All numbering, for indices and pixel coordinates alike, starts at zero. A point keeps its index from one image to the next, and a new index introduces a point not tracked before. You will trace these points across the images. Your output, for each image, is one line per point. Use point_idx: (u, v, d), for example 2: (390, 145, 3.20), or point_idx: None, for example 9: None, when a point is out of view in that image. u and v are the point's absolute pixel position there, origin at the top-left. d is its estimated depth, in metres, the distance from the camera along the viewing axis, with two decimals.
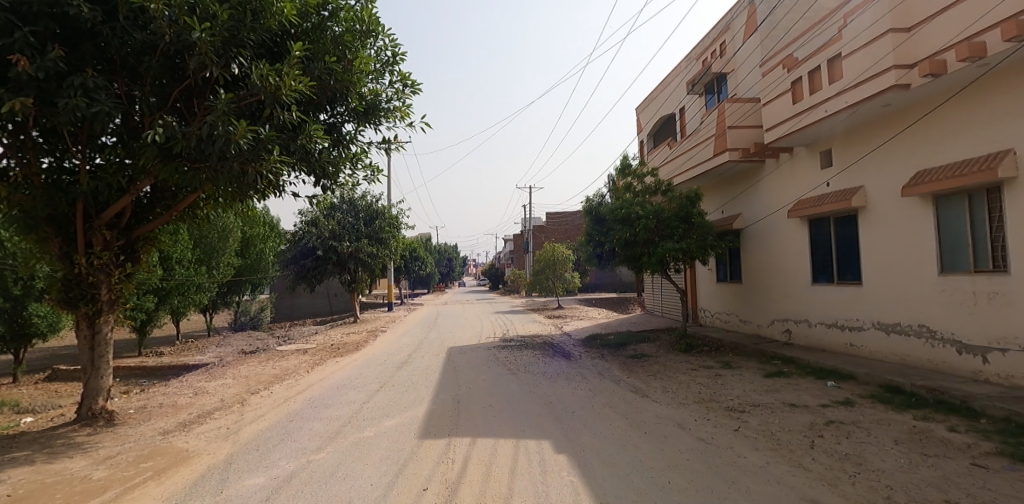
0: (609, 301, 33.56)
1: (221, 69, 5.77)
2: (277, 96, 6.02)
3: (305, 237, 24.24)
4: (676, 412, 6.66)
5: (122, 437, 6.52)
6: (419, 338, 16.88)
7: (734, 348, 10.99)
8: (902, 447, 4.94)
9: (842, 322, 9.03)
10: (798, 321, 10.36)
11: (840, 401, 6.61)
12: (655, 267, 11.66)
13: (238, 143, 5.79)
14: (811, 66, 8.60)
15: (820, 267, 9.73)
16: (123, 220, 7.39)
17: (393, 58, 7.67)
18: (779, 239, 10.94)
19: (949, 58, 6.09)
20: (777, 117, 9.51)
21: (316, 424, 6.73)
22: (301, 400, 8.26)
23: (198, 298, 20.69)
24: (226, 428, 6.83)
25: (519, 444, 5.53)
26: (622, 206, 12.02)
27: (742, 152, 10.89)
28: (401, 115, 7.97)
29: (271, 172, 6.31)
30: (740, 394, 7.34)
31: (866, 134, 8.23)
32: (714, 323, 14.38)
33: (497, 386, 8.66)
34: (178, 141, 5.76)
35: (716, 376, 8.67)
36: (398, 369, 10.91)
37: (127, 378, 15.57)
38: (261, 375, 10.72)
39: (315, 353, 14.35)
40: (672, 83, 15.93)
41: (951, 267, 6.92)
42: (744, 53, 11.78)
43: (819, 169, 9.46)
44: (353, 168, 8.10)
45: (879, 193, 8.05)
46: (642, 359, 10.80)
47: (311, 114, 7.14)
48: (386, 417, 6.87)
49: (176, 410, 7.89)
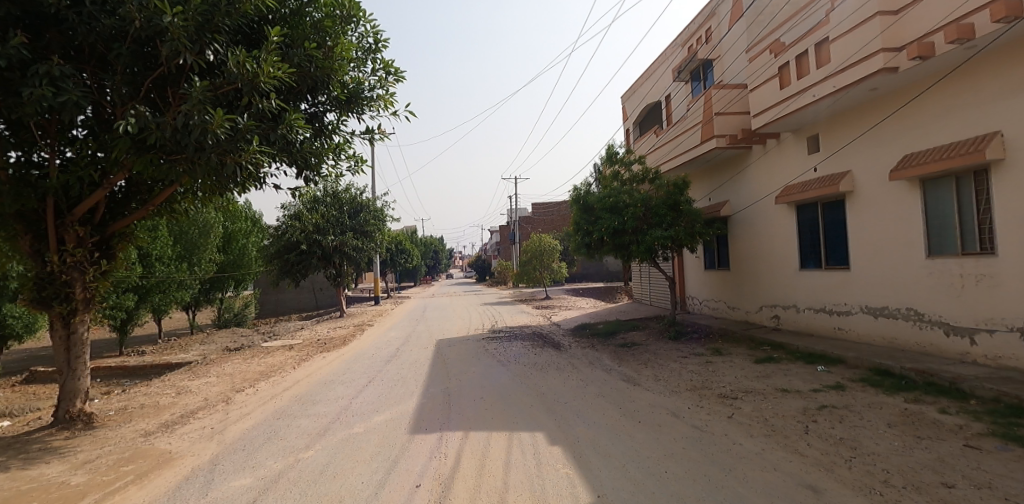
0: (597, 291, 33.78)
1: (194, 55, 5.49)
2: (255, 83, 5.74)
3: (288, 230, 23.32)
4: (669, 400, 6.66)
5: (102, 440, 6.28)
6: (407, 332, 16.74)
7: (723, 335, 11.06)
8: (895, 430, 5.01)
9: (830, 306, 9.12)
10: (786, 306, 10.45)
11: (830, 385, 6.68)
12: (644, 256, 11.61)
13: (215, 133, 5.54)
14: (799, 50, 8.56)
15: (807, 252, 9.79)
16: (96, 216, 7.07)
17: (375, 45, 7.44)
18: (766, 225, 10.98)
19: (937, 41, 6.10)
20: (764, 103, 9.47)
21: (304, 421, 6.57)
22: (289, 397, 8.08)
23: (179, 295, 20.19)
24: (211, 428, 6.65)
25: (513, 437, 5.44)
26: (610, 195, 12.00)
27: (730, 139, 10.89)
28: (384, 104, 7.76)
29: (252, 163, 6.06)
30: (731, 380, 7.37)
31: (853, 118, 8.24)
32: (702, 310, 14.50)
33: (487, 378, 8.58)
34: (152, 132, 5.48)
35: (706, 363, 8.70)
36: (386, 363, 10.76)
37: (108, 379, 15.18)
38: (246, 372, 10.51)
39: (301, 349, 14.16)
40: (657, 71, 15.85)
41: (938, 250, 6.99)
42: (730, 40, 11.73)
43: (807, 154, 9.47)
44: (336, 159, 7.87)
45: (866, 177, 8.10)
46: (633, 348, 10.81)
47: (291, 103, 6.86)
48: (376, 412, 6.74)
49: (159, 410, 7.66)
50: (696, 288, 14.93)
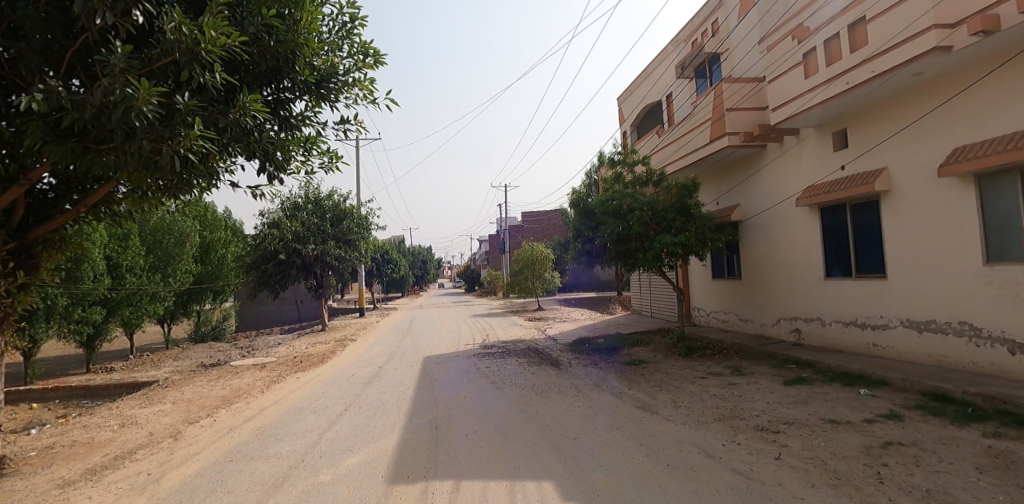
0: (591, 301, 32.72)
1: (118, 16, 4.11)
2: (196, 53, 4.48)
3: (266, 238, 21.85)
4: (697, 434, 5.62)
5: (2, 497, 4.81)
6: (392, 348, 15.46)
7: (739, 351, 10.11)
8: (989, 478, 4.03)
9: (863, 320, 8.22)
10: (809, 320, 9.53)
11: (884, 414, 5.76)
12: (651, 265, 10.53)
13: (143, 112, 4.14)
14: (827, 34, 7.83)
15: (833, 260, 8.92)
16: (12, 219, 5.70)
17: (351, 24, 6.39)
18: (785, 231, 10.10)
19: (1004, 13, 5.30)
20: (786, 94, 8.63)
21: (261, 465, 5.34)
22: (249, 430, 6.85)
23: (152, 308, 18.69)
24: (147, 473, 5.26)
25: (516, 489, 4.37)
26: (612, 198, 10.91)
27: (744, 137, 10.04)
28: (362, 91, 6.68)
29: (194, 153, 4.72)
30: (764, 408, 6.40)
31: (893, 110, 7.41)
32: (710, 323, 13.57)
33: (483, 406, 7.44)
34: (67, 112, 4.08)
35: (729, 385, 7.70)
36: (366, 386, 9.58)
37: (63, 401, 13.64)
38: (206, 398, 9.25)
39: (274, 368, 12.90)
40: (658, 69, 15.03)
41: (998, 255, 6.14)
42: (742, 32, 11.01)
43: (833, 151, 8.63)
44: (307, 155, 6.75)
45: (906, 175, 7.26)
46: (642, 366, 9.76)
47: (252, 85, 5.69)
48: (348, 452, 5.61)
49: (91, 449, 6.24)
50: (703, 299, 14.00)
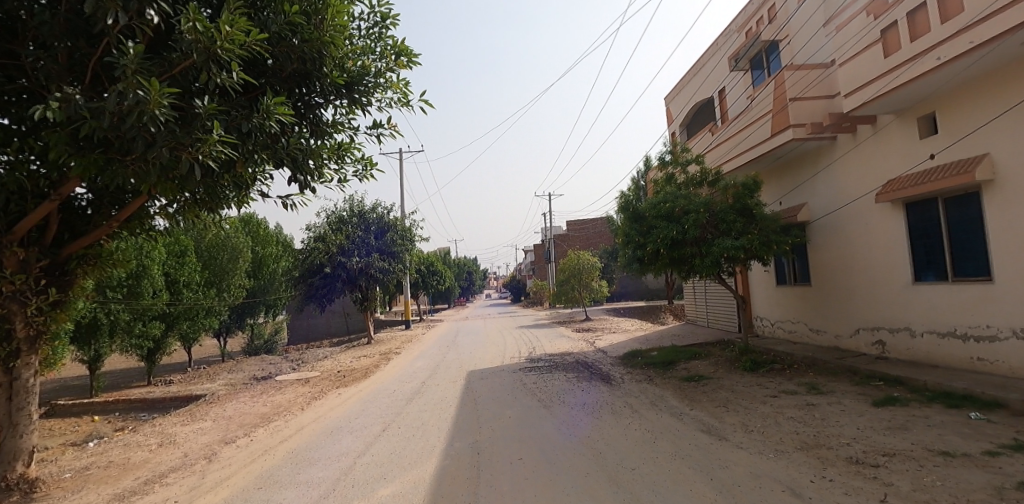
0: (642, 310, 31.40)
1: (133, 18, 3.91)
2: (214, 54, 4.24)
3: (310, 253, 22.58)
4: (778, 467, 4.81)
5: None
6: (436, 362, 15.10)
7: (812, 366, 9.04)
8: None
9: (964, 330, 7.07)
10: (894, 330, 8.38)
11: (1009, 445, 4.74)
12: (709, 271, 9.68)
13: (158, 116, 3.90)
14: (910, 5, 6.87)
15: (924, 261, 7.79)
16: (46, 233, 5.66)
17: (382, 23, 6.11)
18: (861, 231, 9.02)
19: None
20: (860, 77, 7.69)
21: (286, 495, 4.96)
22: (283, 452, 6.57)
23: (209, 322, 19.26)
24: (174, 500, 5.01)
25: None
26: (664, 200, 10.17)
27: (810, 128, 9.08)
28: (395, 93, 6.37)
29: (215, 158, 4.47)
30: (854, 435, 5.47)
31: (998, 86, 6.33)
32: (775, 334, 12.41)
33: (527, 427, 6.87)
34: (85, 122, 3.89)
35: (807, 406, 6.77)
36: (407, 403, 9.20)
37: (122, 413, 14.06)
38: (246, 415, 9.13)
39: (317, 383, 12.79)
40: (709, 62, 14.16)
41: None
42: (804, 14, 10.05)
43: (920, 137, 7.57)
44: (341, 163, 6.49)
45: (1015, 160, 6.18)
46: (702, 382, 8.89)
47: (280, 90, 5.47)
48: (381, 481, 5.17)
49: (125, 470, 6.12)
50: (767, 307, 12.86)
